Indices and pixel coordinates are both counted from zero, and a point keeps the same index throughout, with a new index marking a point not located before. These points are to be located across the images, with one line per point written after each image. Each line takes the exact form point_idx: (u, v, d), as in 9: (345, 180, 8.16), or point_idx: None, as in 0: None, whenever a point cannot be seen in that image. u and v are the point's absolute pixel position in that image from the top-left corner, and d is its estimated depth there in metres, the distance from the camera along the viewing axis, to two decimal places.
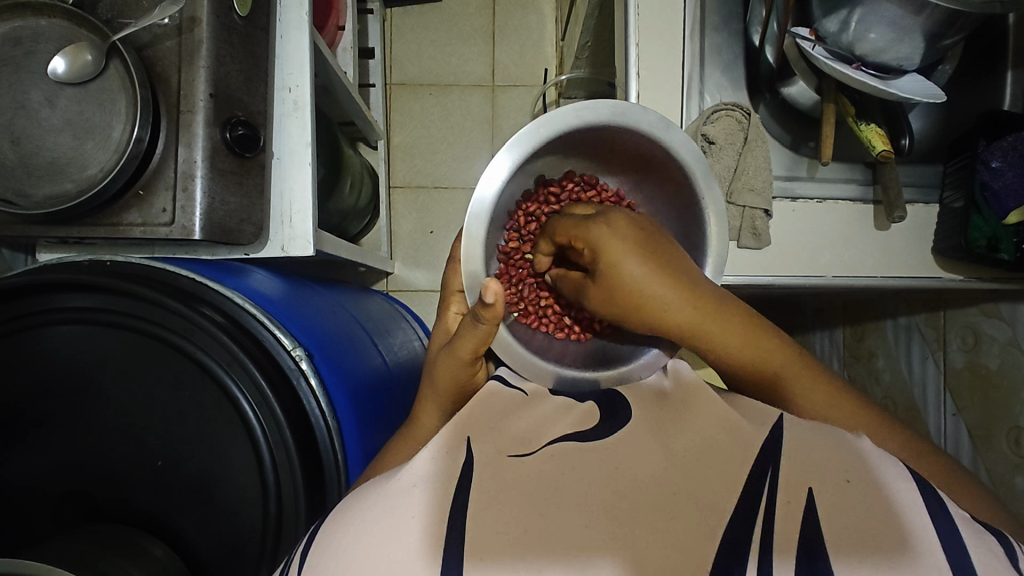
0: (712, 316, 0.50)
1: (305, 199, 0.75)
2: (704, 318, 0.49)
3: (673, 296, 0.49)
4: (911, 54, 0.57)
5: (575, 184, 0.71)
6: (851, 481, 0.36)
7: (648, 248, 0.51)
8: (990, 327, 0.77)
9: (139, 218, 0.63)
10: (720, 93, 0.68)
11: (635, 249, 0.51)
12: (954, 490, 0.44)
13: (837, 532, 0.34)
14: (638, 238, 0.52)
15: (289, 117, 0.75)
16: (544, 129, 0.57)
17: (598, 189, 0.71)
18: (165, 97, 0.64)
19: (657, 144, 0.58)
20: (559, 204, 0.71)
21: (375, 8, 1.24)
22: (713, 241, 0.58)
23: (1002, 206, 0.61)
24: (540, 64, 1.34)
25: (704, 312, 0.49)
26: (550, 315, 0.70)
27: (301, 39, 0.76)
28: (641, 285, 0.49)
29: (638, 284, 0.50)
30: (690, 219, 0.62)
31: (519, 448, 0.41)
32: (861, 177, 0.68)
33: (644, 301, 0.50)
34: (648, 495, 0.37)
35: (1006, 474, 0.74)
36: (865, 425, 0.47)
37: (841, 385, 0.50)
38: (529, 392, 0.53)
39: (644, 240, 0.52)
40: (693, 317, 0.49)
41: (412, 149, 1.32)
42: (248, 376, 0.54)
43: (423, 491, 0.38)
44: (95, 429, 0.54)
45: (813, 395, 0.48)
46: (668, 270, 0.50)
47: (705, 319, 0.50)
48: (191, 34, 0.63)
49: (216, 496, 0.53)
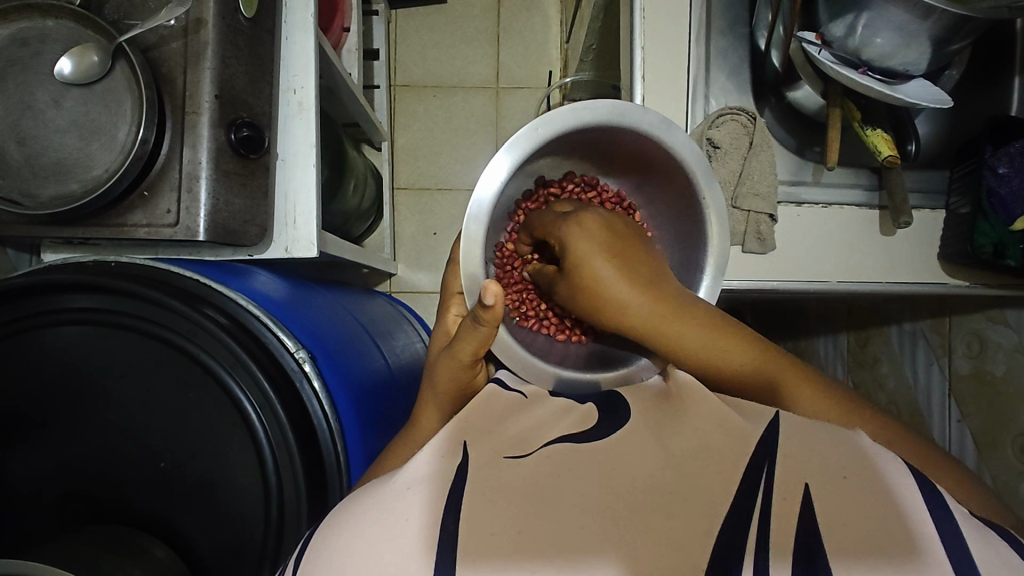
0: (666, 312, 0.49)
1: (308, 200, 0.75)
2: (669, 318, 0.49)
3: (635, 294, 0.50)
4: (917, 58, 0.57)
5: (575, 185, 0.70)
6: (849, 478, 0.36)
7: (615, 249, 0.53)
8: (997, 333, 0.77)
9: (144, 218, 0.64)
10: (726, 97, 0.68)
11: (599, 246, 0.53)
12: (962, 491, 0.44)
13: (836, 531, 0.34)
14: (601, 240, 0.54)
15: (294, 118, 0.75)
16: (542, 130, 0.56)
17: (598, 190, 0.70)
18: (171, 98, 0.64)
19: (657, 145, 0.58)
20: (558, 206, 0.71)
21: (380, 10, 1.24)
22: (714, 238, 0.58)
23: (1009, 211, 0.59)
24: (545, 66, 1.34)
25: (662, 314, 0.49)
26: (550, 315, 0.69)
27: (307, 41, 0.76)
28: (605, 283, 0.51)
29: (597, 279, 0.51)
30: (689, 219, 0.61)
31: (517, 451, 0.41)
32: (866, 181, 0.68)
33: (599, 294, 0.51)
34: (646, 496, 0.37)
35: (1010, 481, 0.74)
36: (868, 423, 0.45)
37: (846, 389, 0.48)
38: (529, 394, 0.52)
39: (610, 241, 0.54)
40: (649, 311, 0.50)
41: (415, 150, 1.32)
42: (251, 376, 0.54)
43: (420, 493, 0.38)
44: (97, 428, 0.54)
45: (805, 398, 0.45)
46: (634, 269, 0.52)
47: (658, 316, 0.49)
48: (197, 35, 0.64)
49: (217, 498, 0.53)
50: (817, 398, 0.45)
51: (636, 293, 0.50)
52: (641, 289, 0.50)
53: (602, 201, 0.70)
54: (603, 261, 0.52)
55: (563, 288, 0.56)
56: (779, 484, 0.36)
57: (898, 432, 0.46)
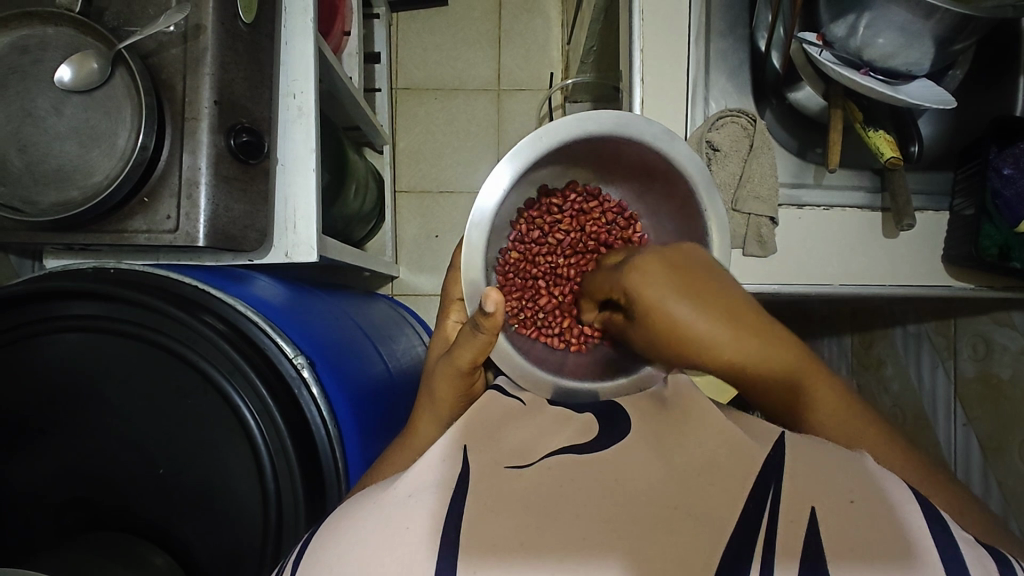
0: (752, 338, 0.46)
1: (308, 205, 0.75)
2: (783, 350, 0.47)
3: (722, 331, 0.45)
4: (920, 58, 0.56)
5: (578, 195, 0.71)
6: (856, 502, 0.35)
7: (687, 279, 0.47)
8: (1002, 335, 0.75)
9: (144, 224, 0.64)
10: (726, 99, 0.67)
11: (674, 291, 0.46)
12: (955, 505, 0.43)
13: (840, 553, 0.33)
14: (676, 276, 0.47)
15: (294, 122, 0.76)
16: (547, 139, 0.56)
17: (600, 201, 0.71)
18: (170, 104, 0.64)
19: (659, 155, 0.58)
20: (561, 214, 0.72)
21: (381, 13, 1.24)
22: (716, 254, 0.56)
23: (1014, 214, 0.59)
24: (545, 68, 1.34)
25: (750, 346, 0.45)
26: (550, 326, 0.70)
27: (306, 46, 0.76)
28: (687, 326, 0.45)
29: (711, 347, 0.45)
30: (691, 231, 0.60)
31: (517, 460, 0.40)
32: (868, 184, 0.67)
33: (723, 361, 0.46)
34: (648, 509, 0.36)
35: (1017, 487, 0.72)
36: (871, 442, 0.45)
37: (852, 398, 0.48)
38: (527, 400, 0.52)
39: (682, 279, 0.47)
40: (741, 344, 0.45)
41: (416, 153, 1.32)
42: (249, 384, 0.53)
43: (419, 503, 0.37)
44: (99, 436, 0.54)
45: (826, 414, 0.46)
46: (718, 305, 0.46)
47: (745, 342, 0.45)
48: (196, 42, 0.64)
49: (216, 504, 0.53)
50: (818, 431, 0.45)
51: (753, 341, 0.45)
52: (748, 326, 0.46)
53: (606, 212, 0.72)
54: (690, 316, 0.46)
55: (653, 349, 0.50)
56: (785, 501, 0.35)
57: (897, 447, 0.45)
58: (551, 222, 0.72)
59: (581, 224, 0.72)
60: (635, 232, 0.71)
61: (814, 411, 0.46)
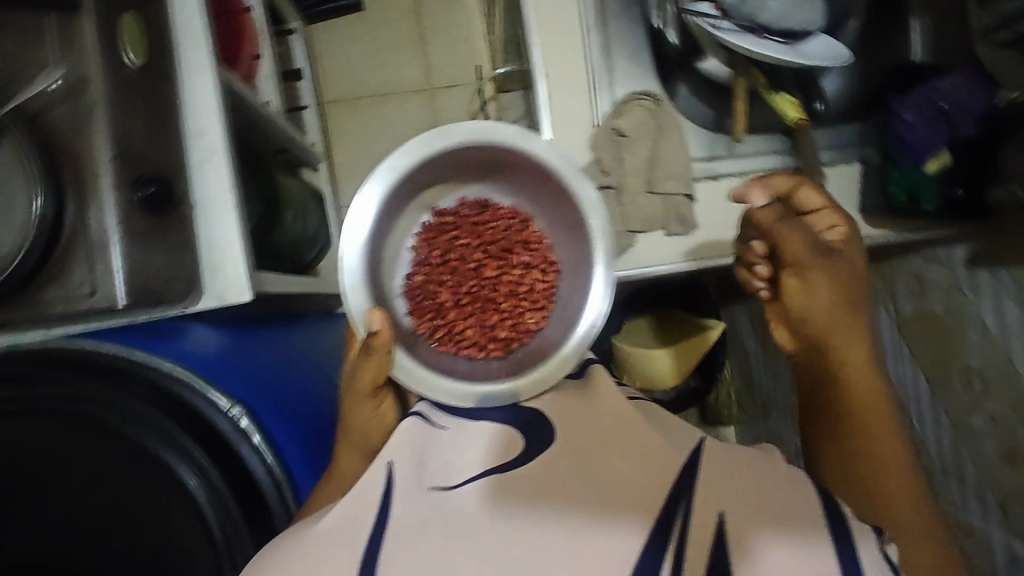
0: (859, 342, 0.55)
1: (233, 243, 0.71)
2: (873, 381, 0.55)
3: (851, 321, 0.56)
4: (811, 16, 0.59)
5: (468, 207, 0.69)
6: (757, 510, 0.40)
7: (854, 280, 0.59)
8: (932, 272, 0.77)
9: (58, 295, 0.58)
10: (631, 80, 0.66)
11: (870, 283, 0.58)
12: (917, 531, 0.49)
13: (740, 555, 0.38)
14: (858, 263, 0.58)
15: (204, 164, 0.72)
16: (402, 158, 0.56)
17: (492, 209, 0.69)
18: (67, 165, 0.59)
19: (521, 154, 0.57)
20: (459, 228, 0.70)
21: (296, 27, 1.21)
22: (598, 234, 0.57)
23: (919, 157, 0.60)
24: (472, 61, 1.31)
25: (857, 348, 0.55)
26: (469, 338, 0.68)
27: (205, 79, 0.72)
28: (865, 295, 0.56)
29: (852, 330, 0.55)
30: (575, 223, 0.60)
31: (440, 479, 0.43)
32: (780, 147, 0.67)
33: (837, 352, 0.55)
34: (568, 532, 0.40)
35: (964, 413, 0.73)
36: (904, 495, 0.50)
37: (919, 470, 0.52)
38: (450, 425, 0.49)
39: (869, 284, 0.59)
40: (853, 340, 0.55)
41: (355, 166, 1.30)
42: (183, 445, 0.60)
43: (344, 529, 0.41)
44: (48, 510, 0.57)
45: (889, 468, 0.51)
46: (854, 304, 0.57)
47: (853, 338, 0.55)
48: (85, 94, 0.61)
49: (169, 552, 0.60)
50: (857, 455, 0.52)
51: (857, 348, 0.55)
52: (853, 327, 0.55)
53: (500, 218, 0.69)
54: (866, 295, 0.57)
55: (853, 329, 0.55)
56: (694, 515, 0.39)
57: (919, 497, 0.50)
58: (451, 240, 0.70)
59: (482, 234, 0.70)
60: (534, 232, 0.69)
61: (872, 457, 0.51)
